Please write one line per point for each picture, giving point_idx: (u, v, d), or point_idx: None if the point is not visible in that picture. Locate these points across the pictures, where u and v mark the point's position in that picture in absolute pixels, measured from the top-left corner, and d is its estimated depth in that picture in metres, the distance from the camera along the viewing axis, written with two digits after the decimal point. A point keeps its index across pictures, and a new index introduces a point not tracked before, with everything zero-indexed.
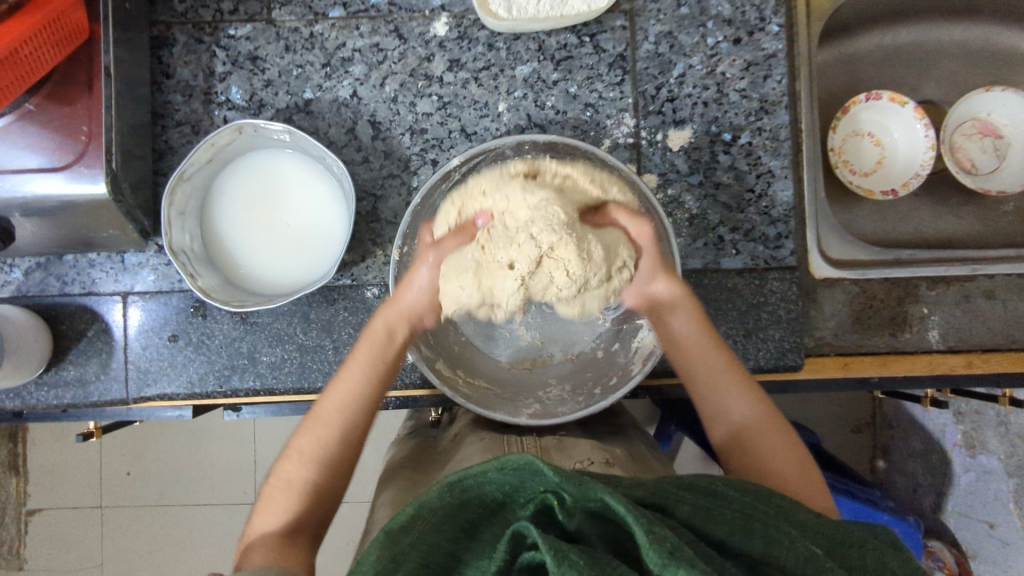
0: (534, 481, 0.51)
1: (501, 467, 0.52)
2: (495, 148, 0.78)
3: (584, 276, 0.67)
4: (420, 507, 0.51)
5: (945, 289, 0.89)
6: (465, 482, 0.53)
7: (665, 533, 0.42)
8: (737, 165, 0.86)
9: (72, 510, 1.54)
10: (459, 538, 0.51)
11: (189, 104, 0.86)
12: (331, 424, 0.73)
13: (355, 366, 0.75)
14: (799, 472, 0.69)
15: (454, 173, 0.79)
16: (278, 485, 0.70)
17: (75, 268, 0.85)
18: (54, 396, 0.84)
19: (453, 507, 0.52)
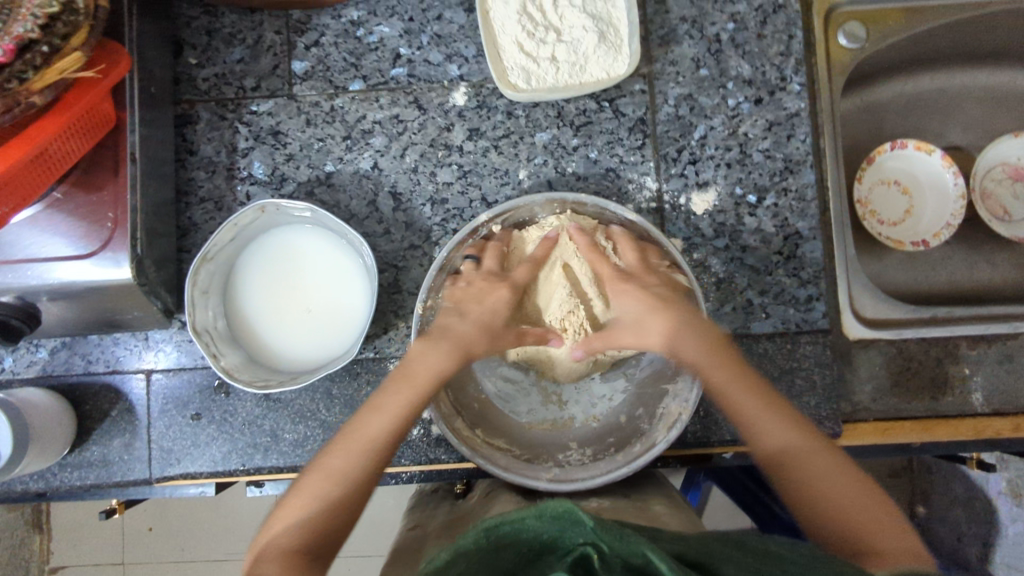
0: (574, 533, 0.48)
1: (540, 515, 0.48)
2: (522, 205, 0.79)
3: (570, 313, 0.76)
4: (458, 552, 0.48)
5: (986, 348, 0.86)
6: (502, 528, 0.49)
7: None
8: (764, 226, 0.84)
9: (93, 571, 1.53)
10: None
11: (211, 180, 0.86)
12: (364, 444, 0.65)
13: (393, 394, 0.68)
14: (872, 518, 0.61)
15: (481, 227, 0.80)
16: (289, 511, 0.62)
17: (99, 347, 0.85)
18: (77, 477, 0.83)
19: (489, 554, 0.50)
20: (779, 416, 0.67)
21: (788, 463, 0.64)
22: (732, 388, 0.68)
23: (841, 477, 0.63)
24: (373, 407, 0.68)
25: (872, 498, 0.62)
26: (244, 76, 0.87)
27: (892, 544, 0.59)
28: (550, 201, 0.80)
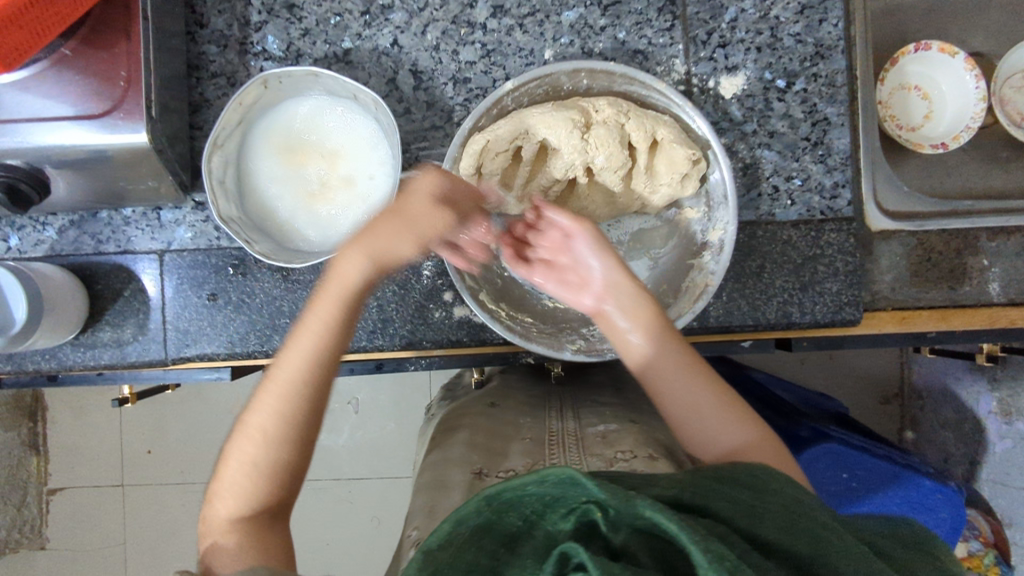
0: (576, 493, 0.44)
1: (542, 480, 0.43)
2: (549, 74, 0.75)
3: (588, 157, 0.72)
4: (455, 524, 0.44)
5: (1006, 240, 0.86)
6: (503, 495, 0.44)
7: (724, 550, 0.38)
8: (792, 112, 0.83)
9: (95, 489, 1.53)
10: (499, 553, 0.44)
11: (224, 55, 0.83)
12: (288, 399, 0.60)
13: (327, 301, 0.63)
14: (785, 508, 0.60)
15: (505, 99, 0.76)
16: (240, 456, 0.60)
17: (108, 227, 0.82)
18: (90, 358, 0.81)
19: (491, 523, 0.45)
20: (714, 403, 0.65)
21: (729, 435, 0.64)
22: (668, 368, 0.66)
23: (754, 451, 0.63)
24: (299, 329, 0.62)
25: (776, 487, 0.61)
26: None
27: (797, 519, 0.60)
28: (576, 70, 0.75)
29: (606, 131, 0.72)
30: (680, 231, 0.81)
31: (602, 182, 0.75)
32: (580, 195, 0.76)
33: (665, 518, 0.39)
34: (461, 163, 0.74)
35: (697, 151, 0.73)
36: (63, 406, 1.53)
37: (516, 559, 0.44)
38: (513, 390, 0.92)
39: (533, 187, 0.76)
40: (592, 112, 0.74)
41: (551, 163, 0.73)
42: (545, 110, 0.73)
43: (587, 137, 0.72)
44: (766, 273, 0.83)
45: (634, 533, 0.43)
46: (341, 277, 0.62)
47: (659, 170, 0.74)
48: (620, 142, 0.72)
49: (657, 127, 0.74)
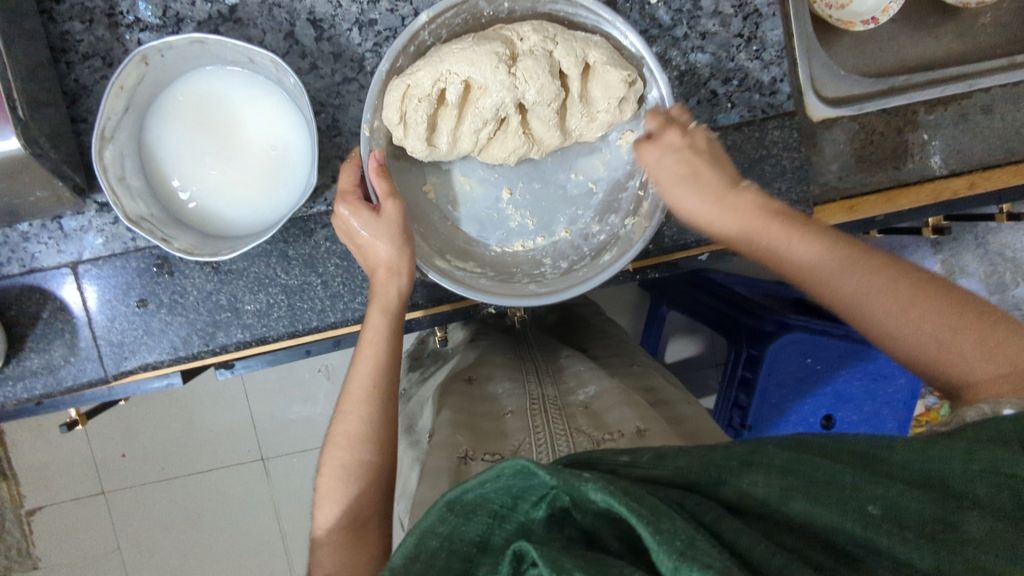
0: (537, 483, 0.46)
1: (498, 475, 0.45)
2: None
3: (517, 90, 0.68)
4: (423, 534, 0.46)
5: (943, 111, 0.85)
6: (465, 497, 0.47)
7: (675, 526, 0.39)
8: (722, 9, 0.79)
9: (73, 504, 1.48)
10: (472, 555, 0.45)
11: (92, 32, 0.73)
12: (366, 401, 0.65)
13: (374, 315, 0.69)
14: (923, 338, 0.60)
15: (421, 33, 0.69)
16: (331, 463, 0.63)
17: (6, 246, 0.74)
18: (22, 389, 0.75)
19: (459, 526, 0.46)
20: (833, 260, 0.64)
21: (896, 335, 0.62)
22: (721, 211, 0.69)
23: (877, 282, 0.62)
24: (360, 343, 0.68)
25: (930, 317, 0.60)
26: None
27: (967, 358, 0.58)
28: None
29: (534, 62, 0.67)
30: (623, 154, 0.77)
31: (533, 117, 0.71)
32: (512, 132, 0.71)
33: (613, 499, 0.41)
34: (384, 112, 0.68)
35: (632, 72, 0.69)
36: (17, 428, 1.45)
37: (488, 556, 0.45)
38: (489, 355, 0.91)
39: (463, 129, 0.71)
40: (517, 41, 0.68)
41: (481, 103, 0.69)
42: (466, 43, 0.67)
43: (514, 71, 0.67)
44: None
45: (599, 514, 0.46)
46: (382, 297, 0.69)
47: (594, 97, 0.71)
48: (550, 73, 0.68)
49: (586, 49, 0.69)
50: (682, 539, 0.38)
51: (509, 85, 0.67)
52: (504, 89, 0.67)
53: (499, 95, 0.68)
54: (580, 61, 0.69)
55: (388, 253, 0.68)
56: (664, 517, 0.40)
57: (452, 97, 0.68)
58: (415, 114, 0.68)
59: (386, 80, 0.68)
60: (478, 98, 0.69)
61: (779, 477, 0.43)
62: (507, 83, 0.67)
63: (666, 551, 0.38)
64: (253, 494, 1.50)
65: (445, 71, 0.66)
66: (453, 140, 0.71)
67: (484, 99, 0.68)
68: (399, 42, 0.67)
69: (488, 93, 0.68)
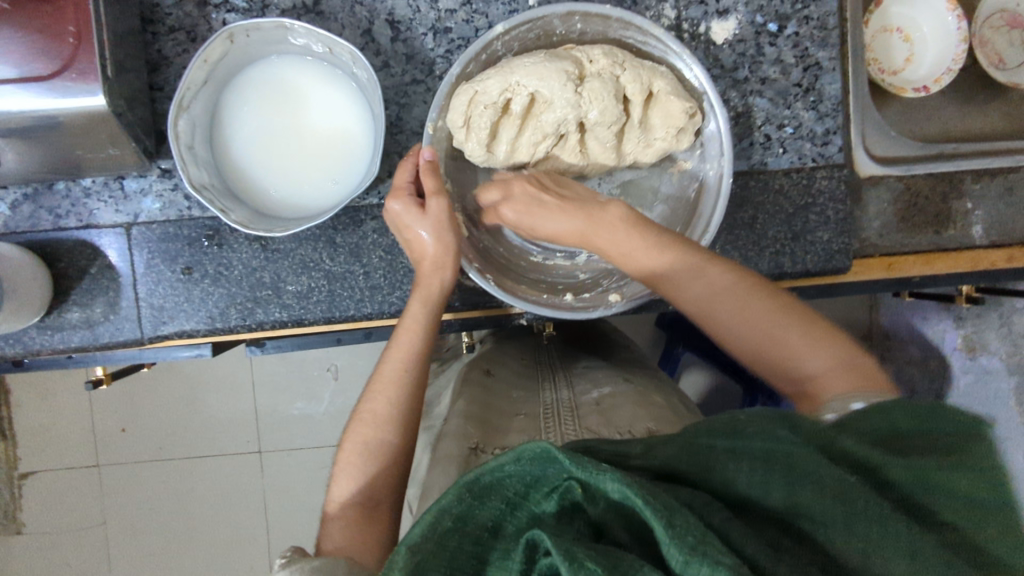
0: (554, 469, 0.45)
1: (517, 458, 0.45)
2: (541, 16, 0.70)
3: (580, 107, 0.70)
4: (434, 514, 0.45)
5: (988, 183, 0.87)
6: (481, 480, 0.46)
7: (689, 523, 0.38)
8: (784, 58, 0.81)
9: (67, 471, 1.48)
10: (483, 539, 0.46)
11: (181, 7, 0.76)
12: (397, 384, 0.66)
13: (415, 306, 0.69)
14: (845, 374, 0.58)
15: (494, 45, 0.72)
16: (354, 440, 0.64)
17: (67, 199, 0.76)
18: (60, 340, 0.77)
19: (471, 510, 0.46)
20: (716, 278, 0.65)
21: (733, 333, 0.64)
22: (607, 232, 0.68)
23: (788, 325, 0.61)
24: (399, 331, 0.69)
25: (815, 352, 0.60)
26: None
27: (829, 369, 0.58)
28: (568, 13, 0.71)
29: (600, 85, 0.69)
30: (673, 183, 0.79)
31: (592, 137, 0.73)
32: (569, 149, 0.73)
33: (630, 490, 0.40)
34: (449, 114, 0.70)
35: (694, 105, 0.71)
36: (27, 387, 1.46)
37: (499, 542, 0.46)
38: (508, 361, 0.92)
39: (522, 141, 0.73)
40: (586, 63, 0.71)
41: (544, 118, 0.71)
42: (536, 58, 0.69)
43: (580, 90, 0.69)
44: (758, 223, 0.82)
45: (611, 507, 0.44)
46: (423, 290, 0.70)
47: (654, 124, 0.73)
48: (615, 97, 0.70)
49: (651, 78, 0.71)
50: (695, 535, 0.38)
51: (574, 102, 0.69)
52: (566, 106, 0.69)
53: (561, 111, 0.70)
54: (645, 87, 0.71)
55: (444, 248, 0.69)
56: (679, 512, 0.39)
57: (517, 111, 0.70)
58: (476, 119, 0.69)
59: (456, 85, 0.70)
60: (541, 112, 0.71)
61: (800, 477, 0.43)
62: (572, 101, 0.69)
63: (679, 547, 0.37)
64: (247, 486, 1.49)
65: (515, 83, 0.69)
66: (511, 150, 0.73)
67: (547, 113, 0.70)
68: (475, 45, 0.69)
69: (552, 108, 0.70)
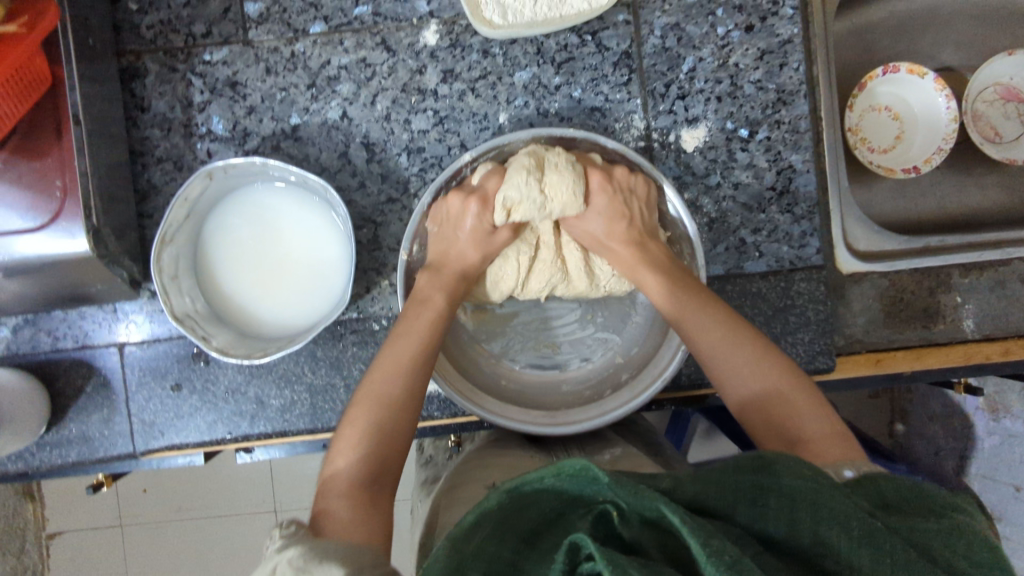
0: (594, 489, 0.45)
1: (557, 472, 0.45)
2: (506, 143, 0.75)
3: (545, 200, 0.71)
4: (479, 515, 0.45)
5: (978, 276, 0.85)
6: (522, 489, 0.46)
7: (722, 543, 0.36)
8: (756, 162, 0.81)
9: (91, 533, 1.52)
10: (520, 548, 0.45)
11: (168, 138, 0.80)
12: (407, 370, 0.64)
13: (439, 294, 0.70)
14: (833, 437, 0.57)
15: (464, 170, 0.76)
16: (357, 418, 0.62)
17: (65, 322, 0.81)
18: (58, 456, 0.80)
19: (511, 516, 0.46)
20: (682, 299, 0.68)
21: (732, 378, 0.63)
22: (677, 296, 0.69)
23: (756, 364, 0.63)
24: (408, 317, 0.68)
25: (810, 410, 0.59)
26: (192, 21, 0.79)
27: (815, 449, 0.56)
28: (535, 136, 0.76)
29: (559, 178, 0.71)
30: None
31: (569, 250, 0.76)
32: (548, 259, 0.75)
33: (667, 507, 0.38)
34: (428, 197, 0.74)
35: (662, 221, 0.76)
36: None
37: (535, 554, 0.44)
38: None
39: (503, 267, 0.75)
40: (546, 154, 0.72)
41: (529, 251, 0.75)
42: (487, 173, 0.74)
43: (544, 185, 0.71)
44: None
45: (645, 526, 0.41)
46: (435, 290, 0.70)
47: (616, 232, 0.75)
48: (573, 189, 0.71)
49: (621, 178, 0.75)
50: (730, 555, 0.35)
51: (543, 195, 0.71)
52: (534, 207, 0.71)
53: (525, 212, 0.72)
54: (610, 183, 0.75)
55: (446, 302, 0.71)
56: (713, 534, 0.36)
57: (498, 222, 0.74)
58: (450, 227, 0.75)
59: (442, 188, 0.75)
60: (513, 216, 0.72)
61: (796, 505, 0.39)
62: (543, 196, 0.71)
63: (712, 566, 0.34)
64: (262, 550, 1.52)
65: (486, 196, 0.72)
66: (493, 276, 0.76)
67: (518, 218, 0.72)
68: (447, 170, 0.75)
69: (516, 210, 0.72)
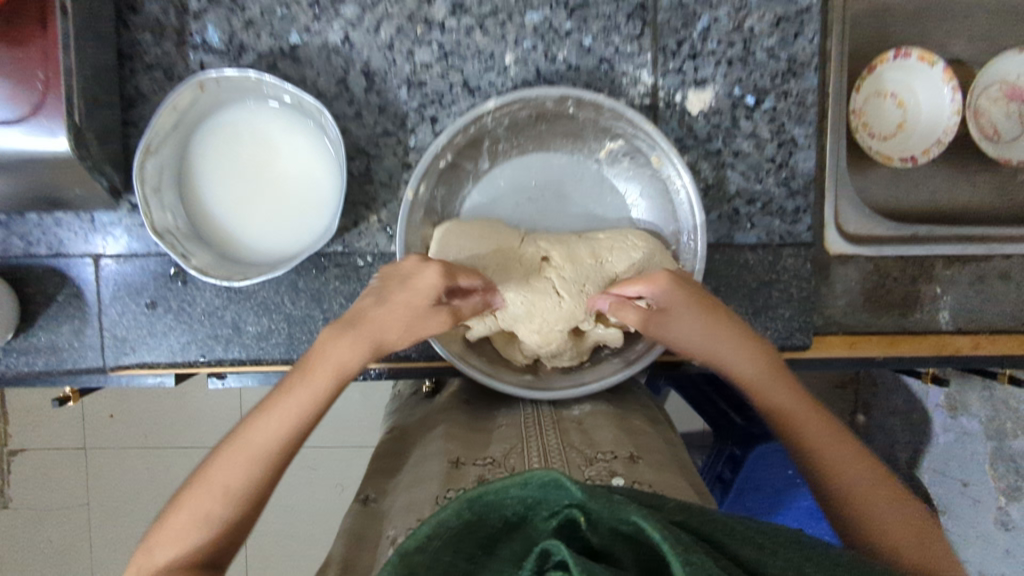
0: (559, 498, 0.42)
1: (523, 483, 0.42)
2: (535, 97, 0.72)
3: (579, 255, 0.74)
4: (435, 524, 0.41)
5: (960, 269, 0.86)
6: (484, 499, 0.43)
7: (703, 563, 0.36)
8: (759, 132, 0.80)
9: (55, 450, 1.51)
10: (477, 556, 0.42)
11: (159, 45, 0.77)
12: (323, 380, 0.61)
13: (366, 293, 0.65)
14: (874, 481, 0.59)
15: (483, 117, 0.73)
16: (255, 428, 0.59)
17: (39, 228, 0.78)
18: (24, 363, 0.79)
19: (471, 526, 0.42)
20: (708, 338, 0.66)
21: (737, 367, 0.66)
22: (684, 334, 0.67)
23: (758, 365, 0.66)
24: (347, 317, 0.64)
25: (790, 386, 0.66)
26: None
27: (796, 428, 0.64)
28: (563, 96, 0.72)
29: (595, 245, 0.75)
30: None
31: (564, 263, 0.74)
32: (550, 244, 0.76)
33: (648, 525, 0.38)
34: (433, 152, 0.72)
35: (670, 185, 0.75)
36: None
37: (492, 563, 0.41)
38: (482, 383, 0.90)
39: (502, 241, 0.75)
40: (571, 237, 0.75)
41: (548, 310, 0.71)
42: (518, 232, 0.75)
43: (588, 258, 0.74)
44: (720, 296, 0.82)
45: (615, 535, 0.41)
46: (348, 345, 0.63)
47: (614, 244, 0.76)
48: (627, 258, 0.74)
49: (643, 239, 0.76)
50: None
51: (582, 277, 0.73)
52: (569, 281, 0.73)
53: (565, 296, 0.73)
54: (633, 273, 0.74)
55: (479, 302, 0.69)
56: (693, 551, 0.36)
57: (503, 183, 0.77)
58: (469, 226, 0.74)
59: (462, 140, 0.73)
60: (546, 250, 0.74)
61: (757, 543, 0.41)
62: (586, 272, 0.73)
63: None
64: None
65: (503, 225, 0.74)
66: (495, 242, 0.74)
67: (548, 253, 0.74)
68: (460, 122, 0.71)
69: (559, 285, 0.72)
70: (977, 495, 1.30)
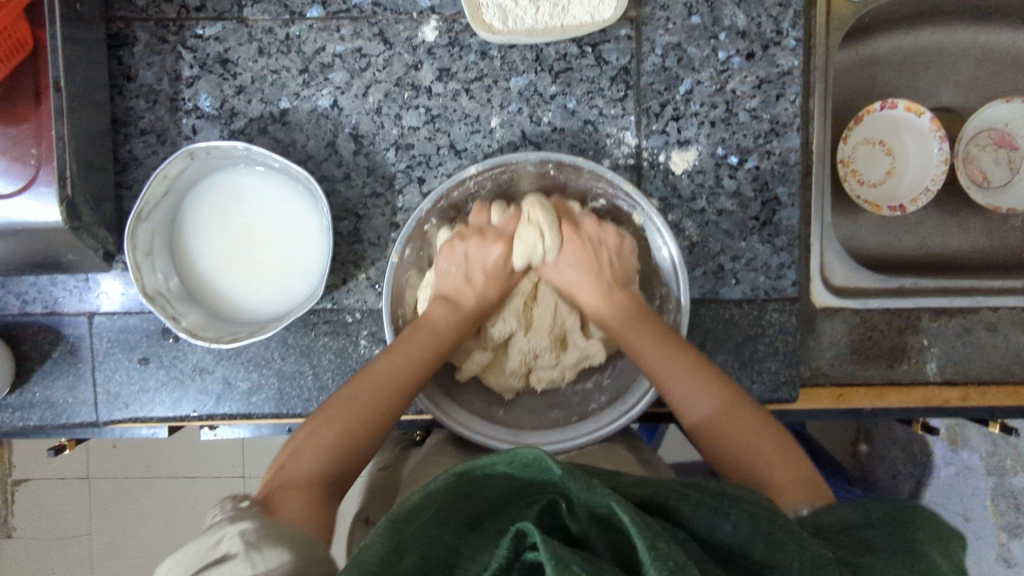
0: (544, 479, 0.46)
1: (511, 460, 0.46)
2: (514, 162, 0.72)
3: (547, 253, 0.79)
4: (425, 495, 0.44)
5: (946, 321, 0.86)
6: (473, 472, 0.47)
7: (671, 548, 0.37)
8: (742, 190, 0.81)
9: (59, 482, 1.53)
10: (463, 530, 0.45)
11: (153, 111, 0.79)
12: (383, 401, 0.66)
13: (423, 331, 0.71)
14: (794, 476, 0.59)
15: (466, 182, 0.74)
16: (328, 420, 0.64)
17: (35, 287, 0.80)
18: (20, 419, 0.80)
19: (460, 500, 0.46)
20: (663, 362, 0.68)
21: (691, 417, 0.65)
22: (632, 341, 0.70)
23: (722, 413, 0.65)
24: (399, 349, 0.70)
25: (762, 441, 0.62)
26: None
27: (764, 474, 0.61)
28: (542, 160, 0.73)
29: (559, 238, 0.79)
30: None
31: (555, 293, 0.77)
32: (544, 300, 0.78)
33: (619, 508, 0.39)
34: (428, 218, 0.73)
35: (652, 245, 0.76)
36: None
37: (477, 538, 0.45)
38: None
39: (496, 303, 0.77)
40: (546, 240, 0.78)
41: (521, 339, 0.77)
42: (507, 215, 0.76)
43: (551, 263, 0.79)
44: (706, 350, 0.82)
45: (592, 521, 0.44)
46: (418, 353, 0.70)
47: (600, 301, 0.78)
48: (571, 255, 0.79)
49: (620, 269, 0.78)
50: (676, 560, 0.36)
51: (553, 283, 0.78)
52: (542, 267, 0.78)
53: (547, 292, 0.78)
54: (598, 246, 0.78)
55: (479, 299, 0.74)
56: (662, 538, 0.37)
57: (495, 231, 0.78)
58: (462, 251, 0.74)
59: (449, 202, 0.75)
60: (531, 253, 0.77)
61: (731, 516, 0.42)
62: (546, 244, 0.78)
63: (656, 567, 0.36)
64: None
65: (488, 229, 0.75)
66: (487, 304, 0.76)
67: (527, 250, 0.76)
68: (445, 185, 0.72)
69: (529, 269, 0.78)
70: (978, 530, 1.29)
